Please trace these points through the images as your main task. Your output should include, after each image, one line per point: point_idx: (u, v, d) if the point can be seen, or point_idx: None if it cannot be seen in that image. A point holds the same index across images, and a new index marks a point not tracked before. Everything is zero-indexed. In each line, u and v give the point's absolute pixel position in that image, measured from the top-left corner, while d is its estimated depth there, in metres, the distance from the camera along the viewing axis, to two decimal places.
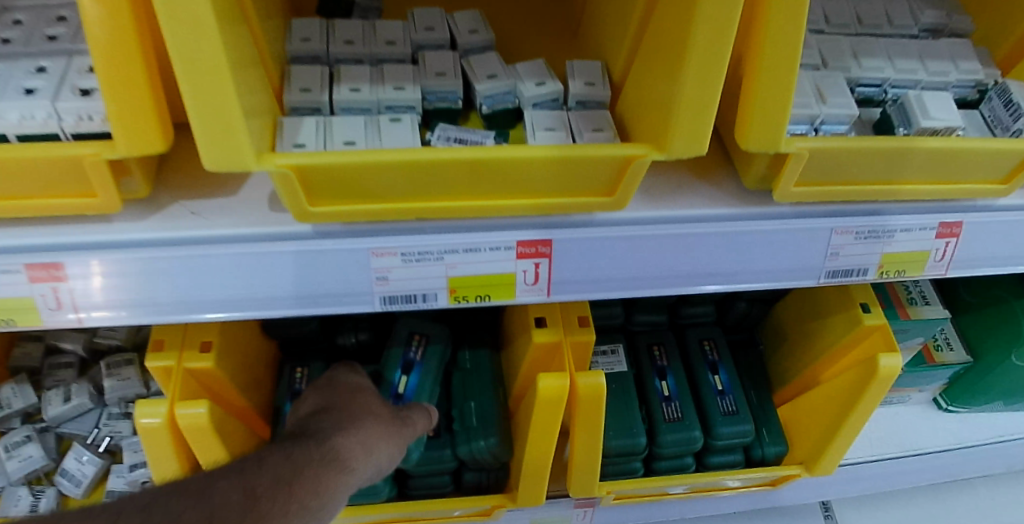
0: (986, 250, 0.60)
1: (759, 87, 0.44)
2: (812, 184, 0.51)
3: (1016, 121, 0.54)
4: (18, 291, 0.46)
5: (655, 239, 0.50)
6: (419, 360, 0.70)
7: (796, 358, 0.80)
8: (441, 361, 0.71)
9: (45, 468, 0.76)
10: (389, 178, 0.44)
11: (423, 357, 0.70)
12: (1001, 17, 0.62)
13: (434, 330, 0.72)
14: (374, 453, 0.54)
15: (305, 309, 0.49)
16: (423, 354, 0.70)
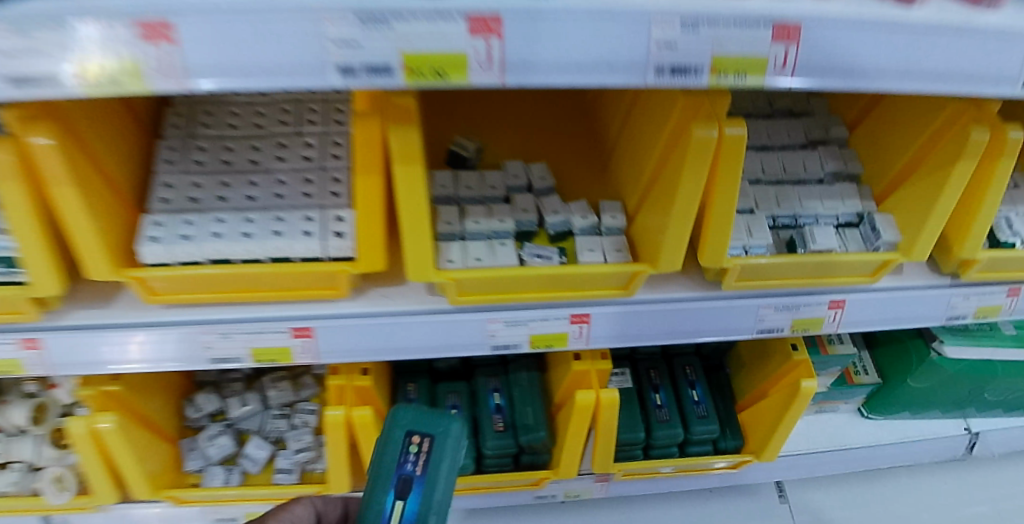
0: (861, 316, 0.95)
1: (711, 232, 0.80)
2: (746, 279, 0.86)
3: (877, 241, 0.88)
4: (285, 340, 0.81)
5: (650, 310, 0.86)
6: (418, 474, 0.69)
7: (750, 379, 1.13)
8: (448, 469, 0.70)
9: (230, 451, 1.06)
10: (504, 281, 0.79)
11: (426, 463, 0.69)
12: (872, 162, 0.97)
13: (443, 430, 0.71)
14: None
15: (445, 349, 0.85)
16: (426, 458, 0.69)
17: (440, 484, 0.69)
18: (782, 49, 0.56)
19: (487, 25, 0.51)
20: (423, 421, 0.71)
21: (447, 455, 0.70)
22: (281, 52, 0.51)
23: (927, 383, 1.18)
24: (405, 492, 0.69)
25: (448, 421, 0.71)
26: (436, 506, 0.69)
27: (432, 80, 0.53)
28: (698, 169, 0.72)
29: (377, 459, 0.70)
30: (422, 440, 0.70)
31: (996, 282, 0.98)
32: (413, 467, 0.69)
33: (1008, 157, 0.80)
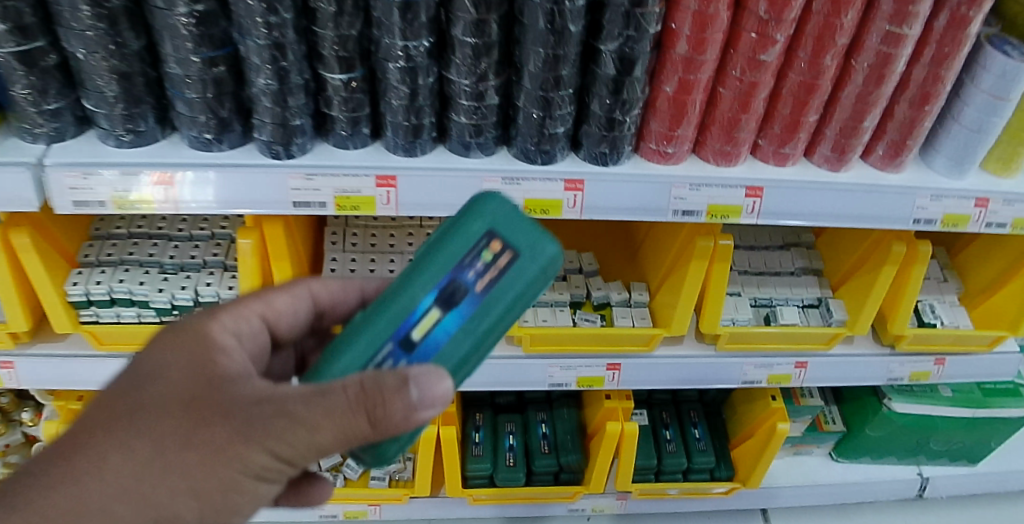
0: (821, 374, 1.28)
1: (708, 308, 1.15)
2: (735, 342, 1.21)
3: (830, 318, 1.22)
4: None
5: (664, 362, 1.20)
6: (477, 289, 0.65)
7: (742, 422, 1.42)
8: (523, 281, 0.65)
9: (336, 461, 1.27)
10: (562, 337, 1.14)
11: (503, 273, 0.65)
12: (831, 260, 1.31)
13: (537, 240, 0.66)
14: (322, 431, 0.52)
15: (516, 384, 1.19)
16: (503, 268, 0.66)
17: (493, 308, 0.65)
18: (752, 201, 1.03)
19: (575, 185, 0.98)
20: (511, 228, 0.67)
21: (522, 274, 0.65)
22: (451, 195, 0.94)
23: (882, 432, 1.48)
24: (455, 297, 0.66)
25: (543, 245, 0.66)
26: (478, 327, 0.65)
27: (540, 215, 0.99)
28: (701, 263, 1.08)
29: (446, 252, 0.67)
30: (501, 242, 0.67)
31: (924, 353, 1.30)
32: (480, 281, 0.66)
33: (920, 264, 1.15)
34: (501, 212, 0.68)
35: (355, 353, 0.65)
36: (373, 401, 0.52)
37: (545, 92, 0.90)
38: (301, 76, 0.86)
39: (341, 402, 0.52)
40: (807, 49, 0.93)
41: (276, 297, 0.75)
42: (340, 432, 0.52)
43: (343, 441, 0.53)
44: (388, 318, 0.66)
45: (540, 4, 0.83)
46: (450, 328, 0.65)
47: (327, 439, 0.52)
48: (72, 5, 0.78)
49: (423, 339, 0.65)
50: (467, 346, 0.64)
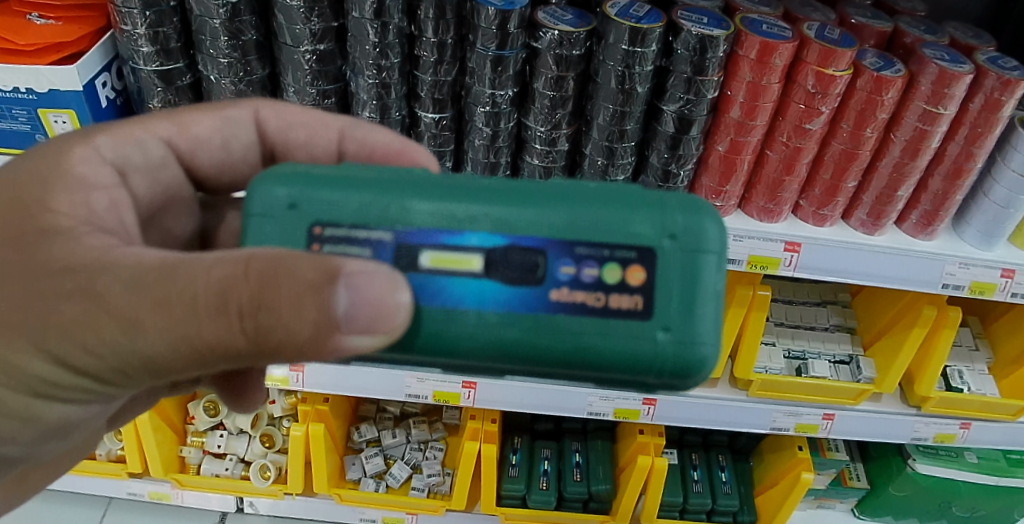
0: (849, 428, 1.33)
1: (743, 353, 1.23)
2: (766, 389, 1.28)
3: (860, 375, 1.28)
4: (456, 387, 1.23)
5: (698, 402, 1.27)
6: (554, 296, 0.54)
7: (768, 470, 1.46)
8: (614, 347, 0.53)
9: (380, 468, 1.35)
10: None
11: (614, 317, 0.53)
12: (865, 318, 1.37)
13: (694, 337, 0.53)
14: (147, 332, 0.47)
15: (557, 408, 1.26)
16: (617, 314, 0.53)
17: (549, 331, 0.53)
18: (791, 255, 1.11)
19: None
20: (681, 277, 0.54)
21: (632, 343, 0.53)
22: None
23: (905, 492, 1.51)
24: (526, 272, 0.54)
25: (696, 344, 0.53)
26: (520, 334, 0.53)
27: None
28: (739, 310, 1.16)
29: (590, 225, 0.54)
30: (646, 283, 0.54)
31: (950, 417, 1.34)
32: (571, 295, 0.54)
33: (949, 328, 1.22)
34: (692, 250, 0.54)
35: (365, 198, 0.55)
36: (237, 303, 0.45)
37: (610, 143, 1.01)
38: (399, 112, 0.99)
39: (204, 291, 0.45)
40: (850, 121, 1.03)
41: (198, 120, 0.74)
42: (192, 335, 0.46)
43: (188, 346, 0.47)
44: (447, 208, 0.54)
45: (613, 66, 0.95)
46: (485, 294, 0.54)
47: (159, 344, 0.47)
48: (214, 34, 0.91)
49: (429, 275, 0.54)
50: (483, 336, 0.53)
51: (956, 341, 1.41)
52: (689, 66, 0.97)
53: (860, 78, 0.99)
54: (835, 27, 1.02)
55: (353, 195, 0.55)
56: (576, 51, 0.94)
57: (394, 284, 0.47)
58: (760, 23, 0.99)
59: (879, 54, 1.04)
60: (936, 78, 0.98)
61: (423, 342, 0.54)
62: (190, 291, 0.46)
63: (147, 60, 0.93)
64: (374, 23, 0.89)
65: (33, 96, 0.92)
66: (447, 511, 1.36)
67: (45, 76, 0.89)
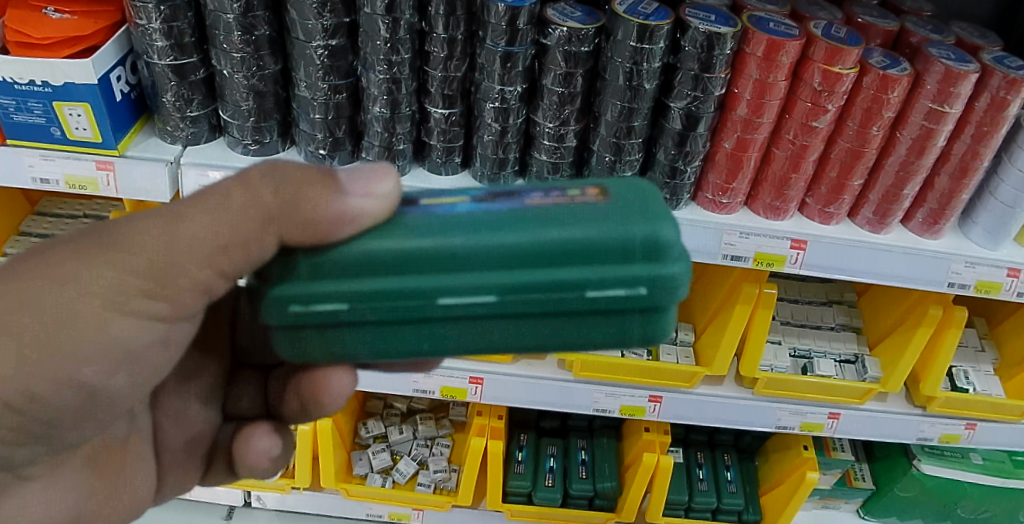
0: (855, 427, 1.33)
1: (749, 351, 1.23)
2: (772, 388, 1.28)
3: (865, 374, 1.28)
4: (463, 383, 1.24)
5: (704, 400, 1.27)
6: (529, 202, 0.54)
7: (773, 470, 1.46)
8: (588, 228, 0.51)
9: (387, 464, 1.36)
10: (611, 366, 1.22)
11: (579, 206, 0.53)
12: (870, 318, 1.37)
13: (654, 216, 0.52)
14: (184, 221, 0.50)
15: (563, 405, 1.27)
16: (584, 205, 0.53)
17: (525, 220, 0.52)
18: (796, 253, 1.12)
19: None
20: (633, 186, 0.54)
21: (602, 222, 0.51)
22: None
23: (910, 493, 1.51)
24: (502, 194, 0.55)
25: (663, 221, 0.52)
26: (488, 230, 0.51)
27: None
28: (745, 308, 1.17)
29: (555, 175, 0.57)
30: (607, 189, 0.54)
31: (956, 417, 1.34)
32: (544, 200, 0.54)
33: (955, 328, 1.21)
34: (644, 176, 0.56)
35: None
36: (263, 175, 0.51)
37: (618, 139, 1.02)
38: (410, 108, 0.99)
39: (248, 171, 0.51)
40: (856, 119, 1.03)
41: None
42: (227, 213, 0.50)
43: (224, 228, 0.50)
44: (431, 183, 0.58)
45: (621, 63, 0.96)
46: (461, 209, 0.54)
47: (197, 230, 0.50)
48: (228, 29, 0.92)
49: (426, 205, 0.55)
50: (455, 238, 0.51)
51: (962, 342, 1.41)
52: (696, 64, 0.98)
53: (866, 76, 1.00)
54: (841, 26, 1.03)
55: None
56: (584, 47, 0.95)
57: (388, 171, 0.53)
58: (767, 21, 1.00)
59: (886, 53, 1.04)
60: (941, 77, 0.98)
61: (396, 255, 0.51)
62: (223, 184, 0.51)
63: (161, 54, 0.95)
64: (386, 18, 0.90)
65: (48, 89, 0.93)
66: (453, 507, 1.37)
67: (60, 69, 0.91)
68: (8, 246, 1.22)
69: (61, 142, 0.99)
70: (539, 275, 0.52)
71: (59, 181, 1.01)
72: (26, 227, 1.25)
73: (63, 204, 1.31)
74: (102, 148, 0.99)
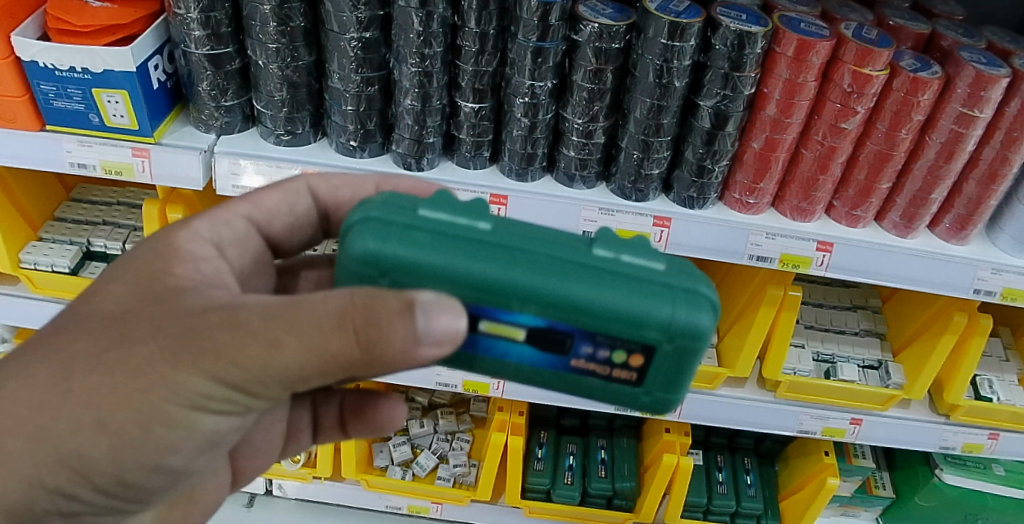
0: (877, 434, 1.32)
1: (772, 354, 1.23)
2: (794, 392, 1.28)
3: (888, 381, 1.27)
4: (486, 378, 1.24)
5: (725, 401, 1.27)
6: (570, 363, 0.56)
7: (793, 474, 1.45)
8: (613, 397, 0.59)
9: (408, 457, 1.38)
10: None
11: (612, 382, 0.57)
12: (895, 324, 1.36)
13: (663, 397, 0.58)
14: (281, 352, 0.49)
15: (584, 403, 1.27)
16: (617, 380, 0.57)
17: (561, 381, 0.58)
18: (823, 254, 1.12)
19: (663, 223, 1.08)
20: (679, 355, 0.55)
21: (621, 395, 0.59)
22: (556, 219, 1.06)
23: (931, 503, 1.49)
24: (548, 343, 0.55)
25: (667, 401, 0.59)
26: (535, 371, 0.57)
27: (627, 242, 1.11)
28: (770, 309, 1.16)
29: (610, 319, 0.53)
30: (644, 367, 0.56)
31: (980, 427, 1.32)
32: (585, 365, 0.56)
33: (980, 335, 1.20)
34: (688, 347, 0.54)
35: (430, 251, 0.52)
36: (352, 323, 0.47)
37: (646, 137, 1.02)
38: (441, 101, 1.00)
39: (329, 310, 0.48)
40: (885, 122, 1.03)
41: (266, 194, 0.72)
42: (317, 354, 0.48)
43: (319, 361, 0.49)
44: (496, 267, 0.52)
45: (651, 60, 0.96)
46: (516, 355, 0.56)
47: (294, 362, 0.49)
48: (264, 20, 0.93)
49: (482, 337, 0.56)
50: (510, 373, 0.58)
51: (987, 351, 1.38)
52: (727, 62, 0.98)
53: (896, 78, 0.99)
54: (873, 28, 1.02)
55: (424, 247, 0.52)
56: (615, 44, 0.95)
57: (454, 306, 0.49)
58: (797, 22, 0.99)
59: (917, 56, 1.04)
60: (972, 80, 0.98)
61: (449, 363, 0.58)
62: (309, 319, 0.48)
63: (198, 44, 0.96)
64: (419, 12, 0.91)
65: (88, 75, 0.95)
66: (472, 501, 1.38)
67: (100, 56, 0.93)
68: (44, 231, 1.24)
69: (99, 129, 1.01)
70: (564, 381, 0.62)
71: (95, 166, 1.03)
72: (62, 213, 1.28)
73: (98, 191, 1.34)
74: (138, 136, 1.01)
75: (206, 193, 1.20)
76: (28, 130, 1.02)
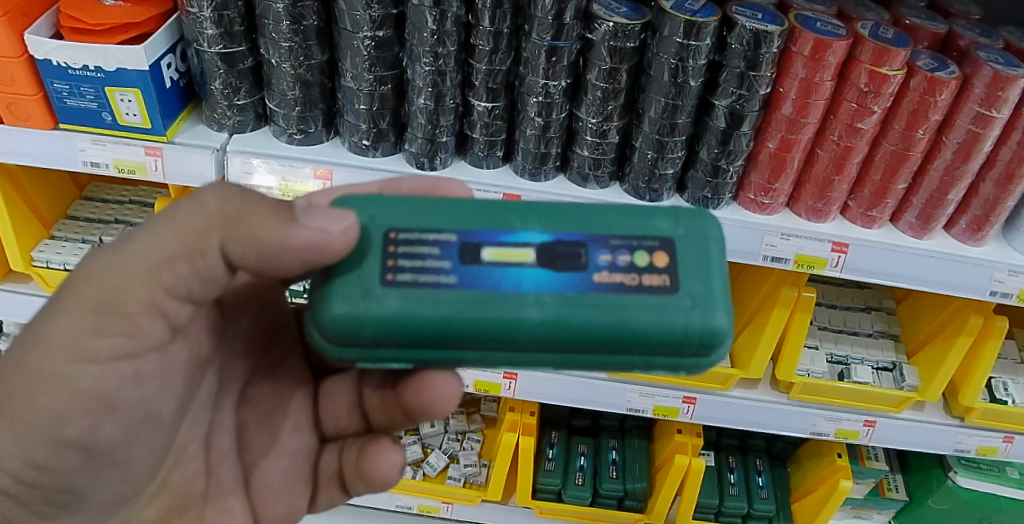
0: (890, 436, 1.31)
1: (785, 356, 1.22)
2: (807, 393, 1.27)
3: (902, 383, 1.26)
4: (496, 377, 1.24)
5: (736, 402, 1.26)
6: (593, 279, 0.53)
7: (805, 476, 1.43)
8: (653, 322, 0.52)
9: (418, 457, 1.38)
10: None
11: (646, 293, 0.53)
12: (908, 325, 1.34)
13: (712, 304, 0.53)
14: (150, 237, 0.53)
15: (595, 403, 1.27)
16: (650, 290, 0.53)
17: (588, 309, 0.52)
18: (838, 255, 1.10)
19: None
20: (702, 254, 0.55)
21: (664, 316, 0.52)
22: None
23: (945, 506, 1.47)
24: (562, 259, 0.54)
25: (716, 312, 0.53)
26: (565, 299, 0.52)
27: None
28: (783, 311, 1.15)
29: (617, 220, 0.56)
30: (671, 265, 0.54)
31: (995, 430, 1.31)
32: (610, 277, 0.53)
33: (996, 338, 1.18)
34: (703, 237, 0.56)
35: (431, 215, 0.55)
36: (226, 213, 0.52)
37: (661, 136, 1.01)
38: (454, 100, 1.00)
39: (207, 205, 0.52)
40: (902, 122, 1.02)
41: None
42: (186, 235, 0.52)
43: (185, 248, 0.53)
44: (496, 215, 0.55)
45: (666, 59, 0.95)
46: (530, 279, 0.53)
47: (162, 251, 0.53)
48: (277, 18, 0.93)
49: (491, 266, 0.53)
50: (529, 307, 0.52)
51: (1003, 354, 1.37)
52: (743, 61, 0.97)
53: (913, 78, 0.98)
54: (889, 27, 1.01)
55: (419, 213, 0.56)
56: (630, 43, 0.94)
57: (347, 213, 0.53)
58: (814, 20, 0.98)
59: (934, 55, 1.03)
60: (989, 80, 0.96)
61: (454, 325, 0.51)
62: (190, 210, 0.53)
63: (210, 42, 0.96)
64: (433, 10, 0.90)
65: (101, 74, 0.95)
66: (482, 501, 1.38)
67: (113, 55, 0.93)
68: (57, 228, 1.24)
69: (112, 127, 1.01)
70: (586, 353, 0.54)
71: (108, 165, 1.03)
72: (74, 211, 1.28)
73: (110, 189, 1.34)
74: (151, 134, 1.01)
75: None
76: (41, 128, 1.02)
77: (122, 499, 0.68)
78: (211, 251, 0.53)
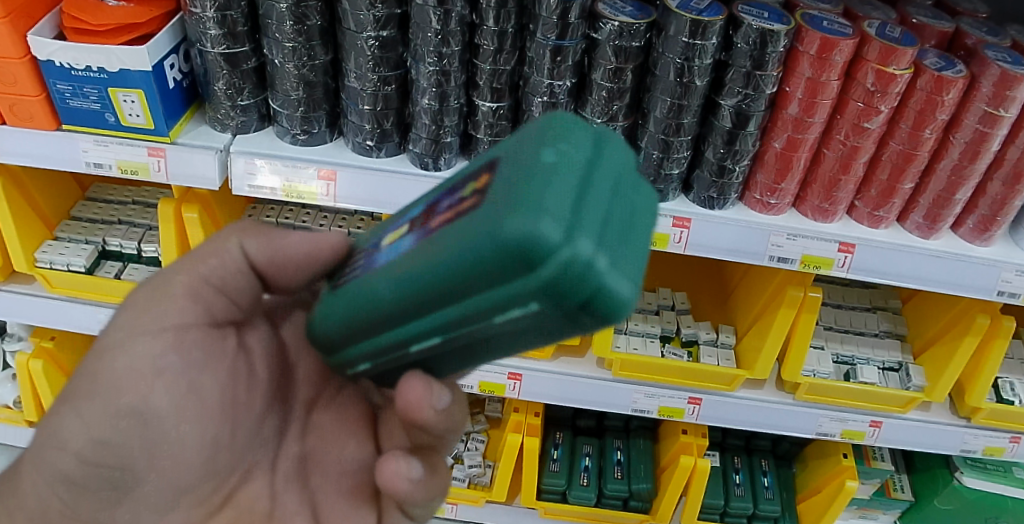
0: (896, 436, 1.30)
1: (791, 357, 1.22)
2: (813, 393, 1.26)
3: (909, 383, 1.25)
4: (501, 378, 1.24)
5: (741, 403, 1.26)
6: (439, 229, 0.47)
7: (811, 476, 1.43)
8: (467, 249, 0.41)
9: None
10: (651, 365, 1.22)
11: (466, 222, 0.42)
12: (915, 325, 1.34)
13: (532, 202, 0.37)
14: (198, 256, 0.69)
15: (600, 404, 1.27)
16: (470, 215, 0.42)
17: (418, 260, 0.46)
18: (844, 256, 1.10)
19: (683, 222, 1.08)
20: (517, 151, 0.42)
21: (471, 238, 0.40)
22: None
23: (951, 506, 1.47)
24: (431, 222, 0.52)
25: (529, 208, 0.37)
26: (406, 257, 0.48)
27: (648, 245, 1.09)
28: (789, 311, 1.15)
29: (478, 164, 0.50)
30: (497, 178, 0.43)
31: (1002, 430, 1.30)
32: (450, 216, 0.46)
33: (1003, 338, 1.17)
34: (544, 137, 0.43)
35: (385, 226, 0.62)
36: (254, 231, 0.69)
37: (667, 136, 1.01)
38: (458, 101, 0.99)
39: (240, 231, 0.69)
40: (909, 121, 1.01)
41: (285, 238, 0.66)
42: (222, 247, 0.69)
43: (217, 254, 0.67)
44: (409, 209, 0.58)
45: (672, 59, 0.94)
46: (393, 249, 0.53)
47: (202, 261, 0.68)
48: (280, 19, 0.92)
49: (383, 248, 0.55)
50: (380, 273, 0.51)
51: (1011, 353, 1.36)
52: (749, 61, 0.96)
53: (920, 77, 0.97)
54: (896, 26, 1.00)
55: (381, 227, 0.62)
56: (635, 42, 0.94)
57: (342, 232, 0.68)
58: (820, 19, 0.98)
59: (941, 54, 1.02)
60: (997, 79, 0.96)
61: (347, 305, 0.54)
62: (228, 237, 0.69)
63: (214, 42, 0.96)
64: (437, 10, 0.90)
65: (104, 75, 0.94)
66: (487, 502, 1.38)
67: (116, 55, 0.92)
68: (60, 229, 1.24)
69: (115, 128, 1.00)
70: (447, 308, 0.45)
71: (112, 166, 1.03)
72: (77, 212, 1.28)
73: (114, 190, 1.34)
74: (154, 135, 1.01)
75: (223, 193, 1.20)
76: (44, 129, 1.02)
77: (168, 506, 0.67)
78: (236, 249, 0.67)
